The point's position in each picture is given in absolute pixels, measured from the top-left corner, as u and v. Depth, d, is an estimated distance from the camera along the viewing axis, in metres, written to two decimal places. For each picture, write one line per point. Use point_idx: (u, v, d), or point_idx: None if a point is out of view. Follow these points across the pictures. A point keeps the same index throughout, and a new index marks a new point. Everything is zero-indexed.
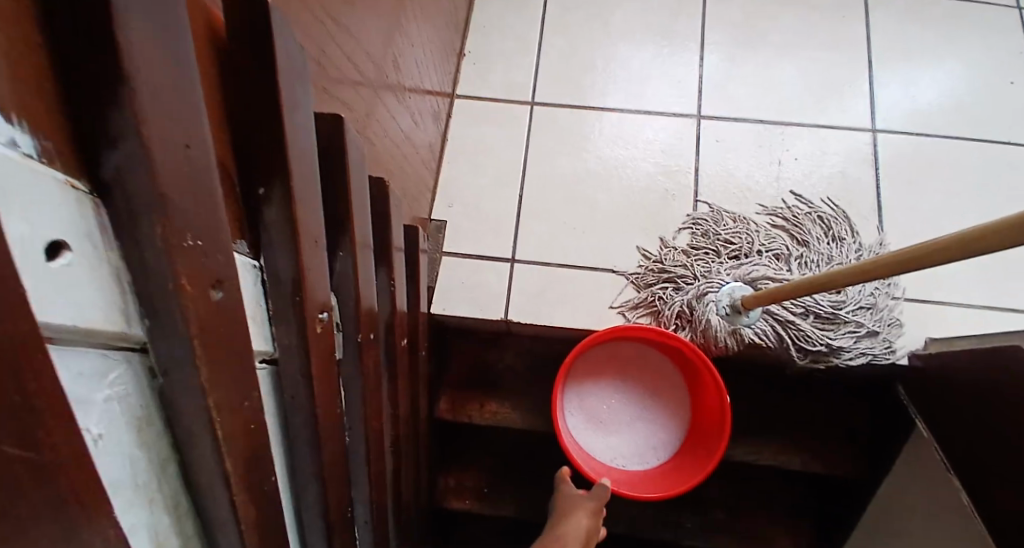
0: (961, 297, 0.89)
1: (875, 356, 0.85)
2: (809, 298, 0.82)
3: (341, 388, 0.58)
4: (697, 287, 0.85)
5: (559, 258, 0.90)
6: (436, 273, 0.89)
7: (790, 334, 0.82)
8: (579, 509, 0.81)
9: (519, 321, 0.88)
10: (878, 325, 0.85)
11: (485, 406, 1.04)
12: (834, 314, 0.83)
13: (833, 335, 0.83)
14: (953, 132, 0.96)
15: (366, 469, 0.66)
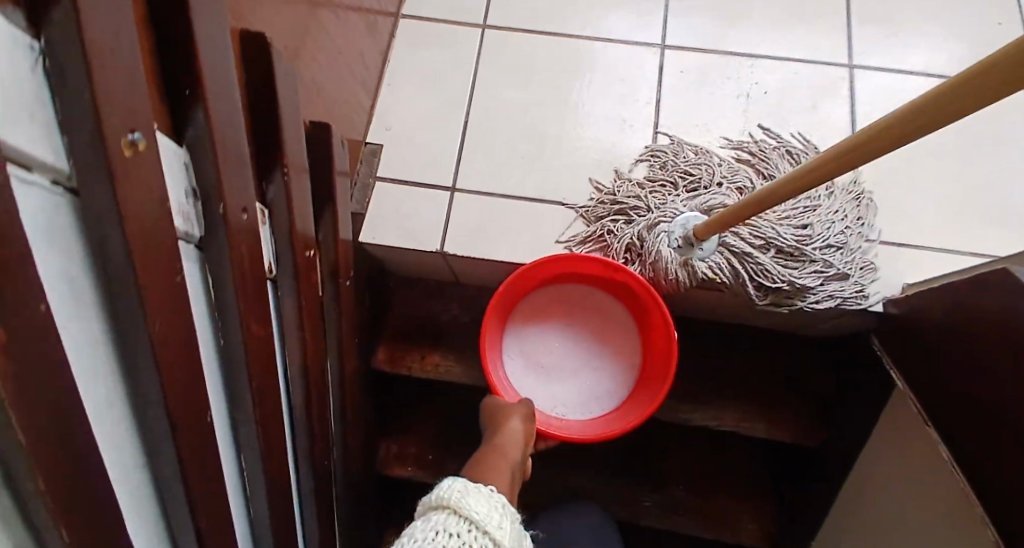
0: (946, 242, 0.79)
1: (844, 300, 0.76)
2: (770, 229, 0.74)
3: (198, 267, 0.51)
4: (650, 218, 0.77)
5: (503, 188, 0.83)
6: (368, 197, 0.82)
7: (746, 269, 0.73)
8: (515, 415, 0.75)
9: (457, 254, 0.81)
10: (848, 268, 0.76)
11: (427, 356, 0.96)
12: (799, 250, 0.75)
13: (798, 274, 0.74)
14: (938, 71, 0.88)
15: (251, 382, 0.59)
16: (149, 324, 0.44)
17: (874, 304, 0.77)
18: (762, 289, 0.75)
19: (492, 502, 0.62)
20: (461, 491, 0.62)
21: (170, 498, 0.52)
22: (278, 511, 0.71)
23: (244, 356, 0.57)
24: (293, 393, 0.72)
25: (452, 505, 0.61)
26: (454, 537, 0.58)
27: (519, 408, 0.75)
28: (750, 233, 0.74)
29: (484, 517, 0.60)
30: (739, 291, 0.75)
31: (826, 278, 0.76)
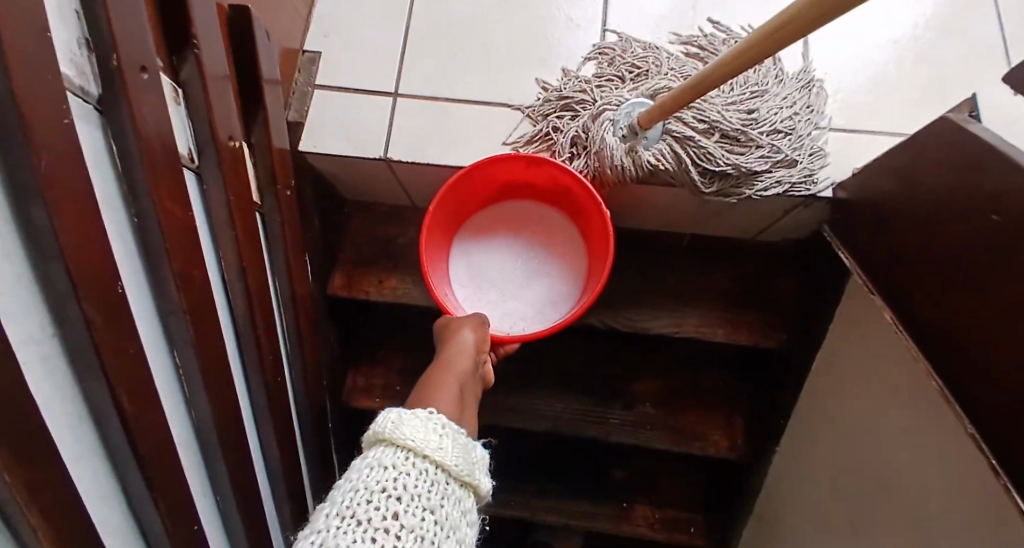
0: (895, 127, 0.79)
1: (792, 186, 0.74)
2: (715, 112, 0.72)
3: (97, 126, 0.50)
4: (594, 109, 0.75)
5: (443, 92, 0.82)
6: (308, 106, 0.82)
7: (688, 153, 0.71)
8: (468, 330, 0.72)
9: (401, 160, 0.80)
10: (797, 154, 0.75)
11: (385, 280, 0.96)
12: (744, 133, 0.73)
13: (743, 158, 0.72)
14: None
15: (174, 266, 0.58)
16: (34, 162, 0.41)
17: (823, 190, 0.75)
18: (707, 175, 0.73)
19: (434, 426, 0.48)
20: (394, 420, 0.48)
21: (87, 370, 0.51)
22: (224, 411, 0.71)
23: (163, 233, 0.56)
24: (234, 294, 0.71)
25: (387, 438, 0.47)
26: (384, 472, 0.44)
27: (471, 322, 0.73)
28: (694, 116, 0.72)
29: (422, 442, 0.47)
30: (683, 180, 0.73)
31: (774, 164, 0.74)
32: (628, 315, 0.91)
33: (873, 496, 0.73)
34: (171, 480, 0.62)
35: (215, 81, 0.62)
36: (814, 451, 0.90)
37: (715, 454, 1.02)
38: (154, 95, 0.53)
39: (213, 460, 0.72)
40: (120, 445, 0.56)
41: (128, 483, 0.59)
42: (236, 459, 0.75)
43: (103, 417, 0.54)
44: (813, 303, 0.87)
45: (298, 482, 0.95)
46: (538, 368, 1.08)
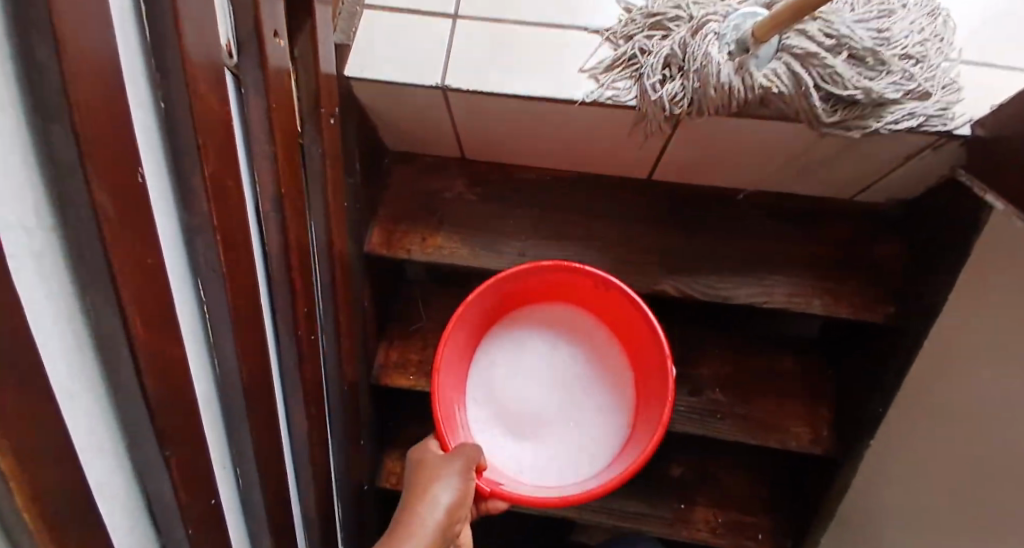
0: None
1: (926, 120, 0.64)
2: (845, 25, 0.62)
3: None
4: (693, 23, 0.64)
5: (511, 15, 0.71)
6: (355, 28, 0.72)
7: (813, 72, 0.61)
8: (435, 497, 0.68)
9: (460, 88, 0.69)
10: (931, 85, 0.64)
11: (429, 239, 0.85)
12: (876, 54, 0.62)
13: (874, 83, 0.62)
14: None
15: (204, 168, 0.47)
16: None
17: (960, 127, 0.64)
18: (830, 101, 0.63)
19: None
20: None
21: (90, 278, 0.39)
22: (254, 368, 0.60)
23: (194, 122, 0.45)
24: (267, 227, 0.61)
25: None
26: None
27: (447, 475, 0.69)
28: (820, 29, 0.62)
29: None
30: (800, 108, 0.63)
31: (906, 94, 0.64)
32: (709, 281, 0.80)
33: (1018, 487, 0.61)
34: (186, 441, 0.51)
35: None
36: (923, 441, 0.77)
37: (798, 446, 0.91)
38: None
39: (234, 425, 0.61)
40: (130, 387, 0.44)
41: (136, 440, 0.47)
42: (263, 427, 0.64)
43: (109, 348, 0.42)
44: (925, 264, 0.76)
45: (325, 465, 0.84)
46: None
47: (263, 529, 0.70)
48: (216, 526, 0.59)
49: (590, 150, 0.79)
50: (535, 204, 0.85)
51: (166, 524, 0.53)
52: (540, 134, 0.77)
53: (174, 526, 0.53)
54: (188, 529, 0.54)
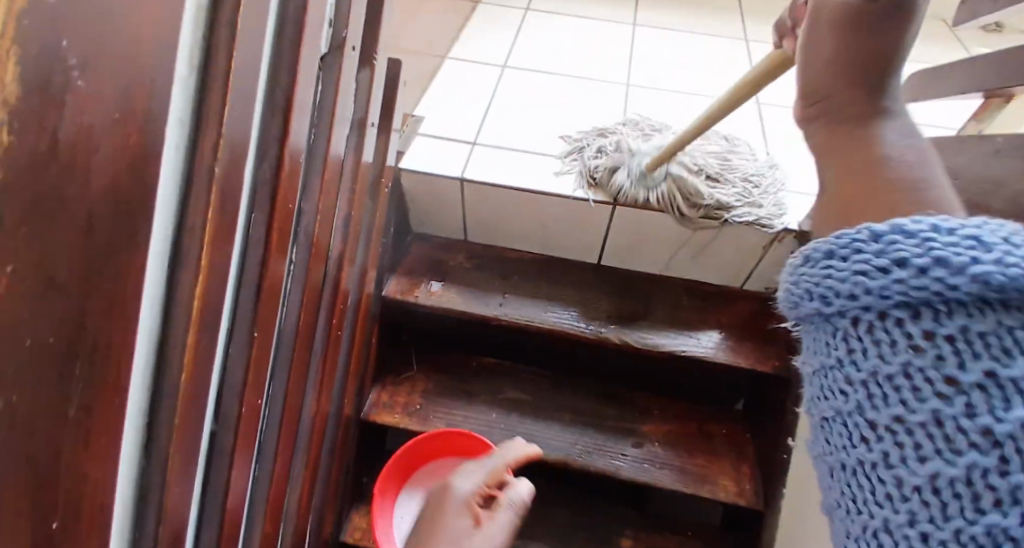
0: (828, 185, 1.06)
1: (760, 218, 1.00)
2: (699, 159, 1.04)
3: (322, 77, 0.79)
4: (616, 146, 1.07)
5: (510, 145, 1.10)
6: (408, 145, 1.08)
7: (684, 189, 1.00)
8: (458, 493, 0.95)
9: (472, 178, 1.04)
10: (759, 195, 1.02)
11: (434, 290, 1.12)
12: (720, 176, 1.02)
13: (721, 192, 1.01)
14: None
15: (321, 174, 0.82)
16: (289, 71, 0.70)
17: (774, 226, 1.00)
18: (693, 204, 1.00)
19: None
20: None
21: (260, 199, 0.71)
22: (304, 324, 0.87)
23: (325, 145, 0.81)
24: (336, 236, 0.91)
25: None
26: None
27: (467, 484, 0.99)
28: (685, 162, 1.04)
29: None
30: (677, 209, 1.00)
31: (742, 203, 1.01)
32: (641, 333, 1.07)
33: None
34: (263, 338, 0.77)
35: (368, 93, 0.90)
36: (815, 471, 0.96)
37: (726, 496, 1.07)
38: (350, 68, 0.84)
39: (281, 364, 0.84)
40: (251, 275, 0.72)
41: (237, 321, 0.72)
42: (295, 377, 0.88)
43: (252, 246, 0.71)
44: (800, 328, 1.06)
45: (313, 458, 1.00)
46: (552, 401, 1.19)
47: (268, 472, 0.86)
48: (249, 432, 0.78)
49: (556, 235, 1.12)
50: (515, 273, 1.15)
51: (227, 399, 0.73)
52: (520, 221, 1.12)
53: (231, 405, 0.73)
54: (240, 406, 0.75)
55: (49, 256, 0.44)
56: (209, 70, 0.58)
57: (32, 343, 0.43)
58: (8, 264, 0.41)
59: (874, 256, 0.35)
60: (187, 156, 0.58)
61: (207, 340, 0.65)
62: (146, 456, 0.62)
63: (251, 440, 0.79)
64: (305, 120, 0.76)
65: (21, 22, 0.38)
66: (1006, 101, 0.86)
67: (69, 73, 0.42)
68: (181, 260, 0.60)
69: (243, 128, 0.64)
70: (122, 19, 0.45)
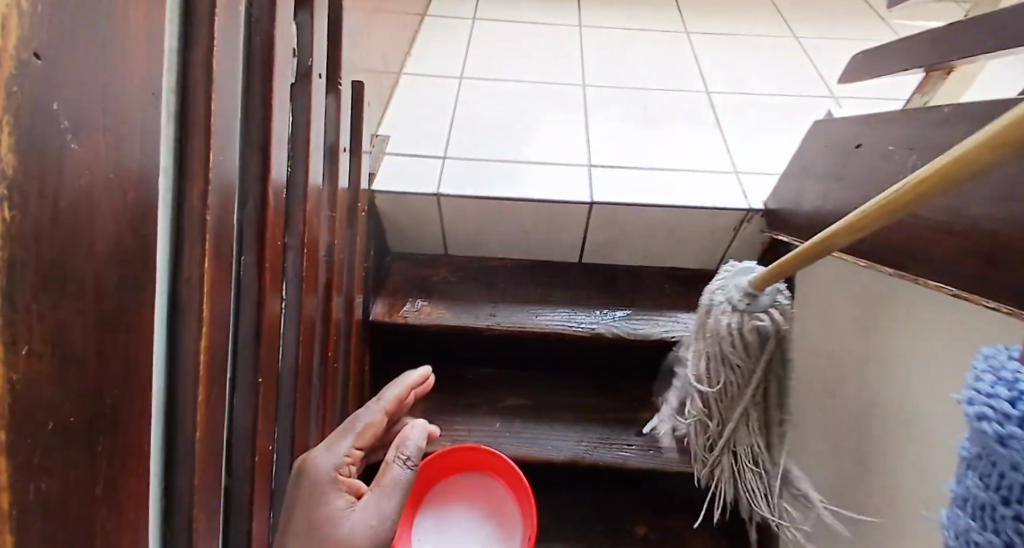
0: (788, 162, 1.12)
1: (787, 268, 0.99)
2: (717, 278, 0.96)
3: (293, 109, 0.77)
4: None
5: (481, 156, 1.10)
6: (378, 166, 1.07)
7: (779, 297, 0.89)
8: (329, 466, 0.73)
9: (448, 193, 1.04)
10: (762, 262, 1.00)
11: (422, 308, 1.11)
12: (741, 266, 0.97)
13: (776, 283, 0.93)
14: (767, 91, 1.30)
15: (303, 207, 0.80)
16: (263, 108, 0.68)
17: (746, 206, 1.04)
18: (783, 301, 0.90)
19: None
20: None
21: (248, 242, 0.69)
22: (302, 361, 0.85)
23: (303, 179, 0.79)
24: (322, 268, 0.89)
25: None
26: None
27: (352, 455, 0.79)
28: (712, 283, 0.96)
29: None
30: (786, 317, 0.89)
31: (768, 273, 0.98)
32: (631, 324, 1.09)
33: (875, 419, 0.86)
34: (266, 383, 0.75)
35: (337, 120, 0.89)
36: (818, 436, 1.01)
37: None
38: (319, 98, 0.82)
39: (285, 404, 0.82)
40: (248, 321, 0.70)
41: (239, 368, 0.70)
42: (298, 417, 0.86)
43: (246, 291, 0.69)
44: None
45: None
46: (550, 402, 1.20)
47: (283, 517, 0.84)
48: (262, 478, 0.76)
49: (536, 239, 1.13)
50: (499, 281, 1.16)
51: (238, 451, 0.71)
52: (499, 231, 1.12)
53: (242, 455, 0.72)
54: (252, 454, 0.73)
55: (62, 331, 0.42)
56: (190, 118, 0.56)
57: (54, 425, 0.42)
58: (24, 345, 0.39)
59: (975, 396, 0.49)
60: (176, 208, 0.56)
61: (216, 391, 0.63)
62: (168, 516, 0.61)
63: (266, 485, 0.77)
64: (283, 155, 0.74)
65: (11, 88, 0.35)
66: (945, 71, 0.92)
67: (63, 138, 0.40)
68: (182, 315, 0.58)
69: (227, 173, 0.62)
70: (107, 76, 0.43)
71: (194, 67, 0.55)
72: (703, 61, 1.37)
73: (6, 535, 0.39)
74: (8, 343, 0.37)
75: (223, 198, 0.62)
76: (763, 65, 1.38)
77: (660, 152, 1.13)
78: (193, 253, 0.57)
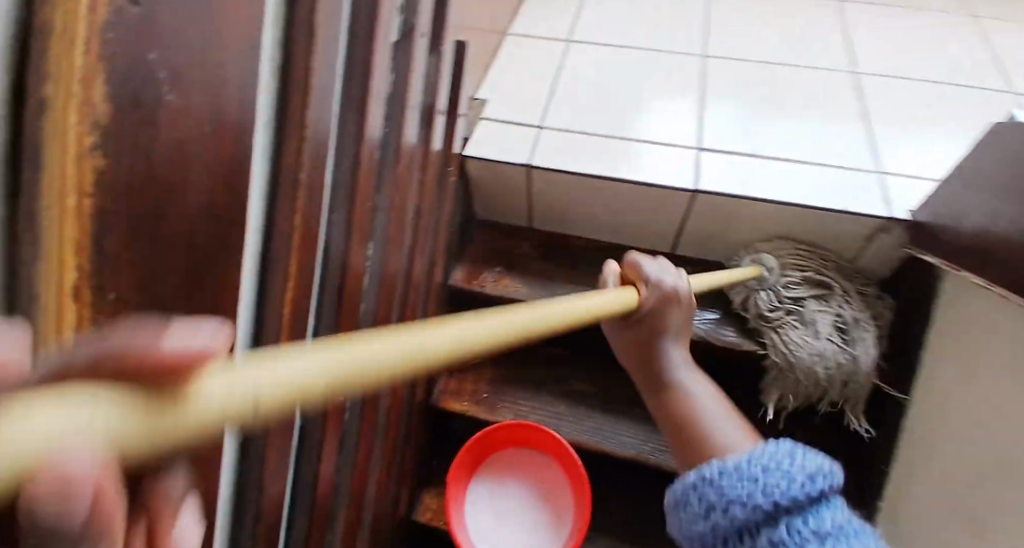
0: (933, 164, 0.98)
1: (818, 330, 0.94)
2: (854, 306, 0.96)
3: (395, 64, 0.74)
4: None
5: (581, 127, 1.04)
6: (473, 129, 1.03)
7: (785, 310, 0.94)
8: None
9: (540, 165, 0.99)
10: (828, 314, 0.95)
11: (500, 278, 1.09)
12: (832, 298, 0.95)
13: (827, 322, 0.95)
14: (920, 77, 1.14)
15: (395, 170, 0.78)
16: (364, 65, 0.65)
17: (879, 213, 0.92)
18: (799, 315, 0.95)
19: None
20: None
21: (337, 201, 0.67)
22: (379, 320, 0.85)
23: (397, 139, 0.77)
24: (407, 232, 0.88)
25: None
26: None
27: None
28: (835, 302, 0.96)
29: None
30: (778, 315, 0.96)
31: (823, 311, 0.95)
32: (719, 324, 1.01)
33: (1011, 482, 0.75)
34: (344, 342, 0.75)
35: (437, 79, 0.85)
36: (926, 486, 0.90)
37: None
38: (421, 56, 0.79)
39: None
40: (331, 282, 0.70)
41: (318, 327, 0.70)
42: None
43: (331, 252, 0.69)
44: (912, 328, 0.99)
45: (387, 449, 1.00)
46: (621, 392, 1.16)
47: (348, 468, 0.86)
48: (333, 431, 0.78)
49: (629, 224, 1.06)
50: (583, 261, 1.11)
51: (313, 404, 0.72)
52: (590, 209, 1.06)
53: (315, 409, 0.73)
54: (326, 409, 0.74)
55: (154, 279, 0.42)
56: (290, 73, 0.54)
57: None
58: (112, 292, 0.39)
59: (758, 473, 0.59)
60: (271, 165, 0.55)
61: (296, 342, 0.63)
62: None
63: (336, 439, 0.78)
64: (379, 113, 0.72)
65: (105, 35, 0.34)
66: None
67: (159, 88, 0.39)
68: (269, 273, 0.58)
69: (323, 131, 0.60)
70: (206, 28, 0.41)
71: (297, 19, 0.53)
72: (847, 36, 1.22)
73: None
74: (94, 288, 0.37)
75: (316, 158, 0.60)
76: (918, 47, 1.21)
77: (780, 139, 1.02)
78: (282, 211, 0.57)
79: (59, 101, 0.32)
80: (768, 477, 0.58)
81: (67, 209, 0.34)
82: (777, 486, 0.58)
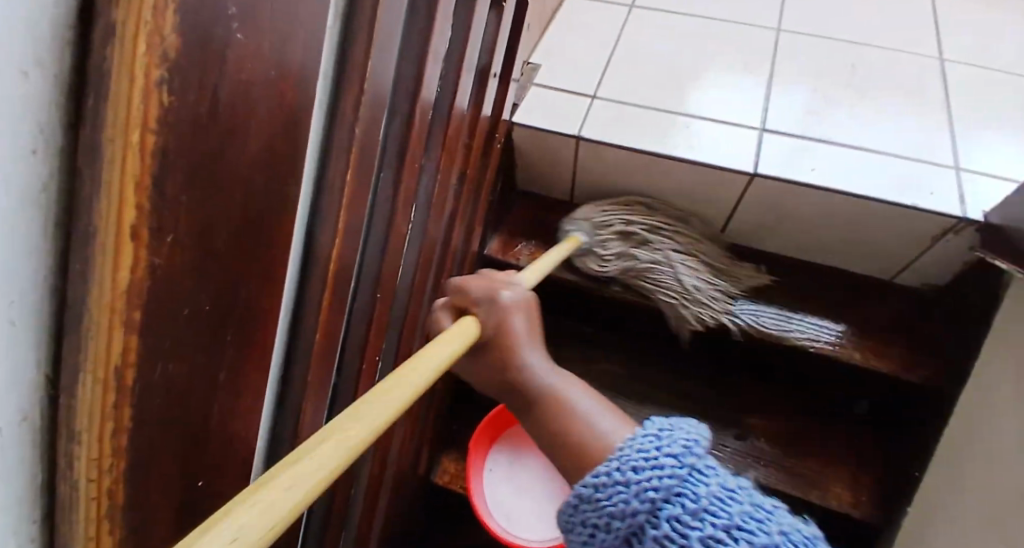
0: (1013, 165, 0.92)
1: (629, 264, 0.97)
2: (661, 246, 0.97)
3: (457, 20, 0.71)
4: None
5: (637, 100, 0.99)
6: (524, 95, 1.00)
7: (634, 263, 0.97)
8: None
9: (589, 137, 0.95)
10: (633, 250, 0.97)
11: (535, 252, 1.06)
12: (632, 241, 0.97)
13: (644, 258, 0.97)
14: (1009, 70, 1.07)
15: (445, 132, 0.75)
16: (427, 19, 0.62)
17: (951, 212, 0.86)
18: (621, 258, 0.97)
19: None
20: None
21: (388, 161, 0.65)
22: (417, 285, 0.83)
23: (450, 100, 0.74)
24: (451, 197, 0.85)
25: None
26: None
27: None
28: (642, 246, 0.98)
29: None
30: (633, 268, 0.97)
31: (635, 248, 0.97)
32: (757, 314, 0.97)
33: None
34: (382, 304, 0.74)
35: (493, 39, 0.81)
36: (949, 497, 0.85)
37: (839, 506, 0.97)
38: (482, 13, 0.75)
39: (395, 324, 0.81)
40: (375, 243, 0.68)
41: (359, 286, 0.69)
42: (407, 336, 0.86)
43: (377, 212, 0.67)
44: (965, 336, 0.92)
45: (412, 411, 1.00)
46: (651, 376, 1.13)
47: None
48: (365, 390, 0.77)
49: (676, 204, 1.02)
50: None
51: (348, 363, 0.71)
52: (636, 187, 1.02)
53: (349, 368, 0.72)
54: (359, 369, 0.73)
55: (210, 224, 0.40)
56: (355, 21, 0.51)
57: (190, 312, 0.41)
58: (170, 235, 0.37)
59: (628, 465, 0.47)
60: (328, 117, 0.53)
61: (339, 299, 0.62)
62: (276, 408, 0.63)
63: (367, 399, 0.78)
64: (437, 71, 0.69)
65: None
66: None
67: (229, 25, 0.36)
68: (317, 229, 0.56)
69: (381, 86, 0.57)
70: None
71: None
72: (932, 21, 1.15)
73: (128, 410, 0.38)
74: (154, 231, 0.35)
75: (373, 114, 0.57)
76: (1011, 39, 1.13)
77: (848, 127, 0.96)
78: (335, 166, 0.55)
79: (128, 30, 0.29)
80: (639, 475, 0.46)
81: (131, 144, 0.31)
82: (650, 485, 0.46)
